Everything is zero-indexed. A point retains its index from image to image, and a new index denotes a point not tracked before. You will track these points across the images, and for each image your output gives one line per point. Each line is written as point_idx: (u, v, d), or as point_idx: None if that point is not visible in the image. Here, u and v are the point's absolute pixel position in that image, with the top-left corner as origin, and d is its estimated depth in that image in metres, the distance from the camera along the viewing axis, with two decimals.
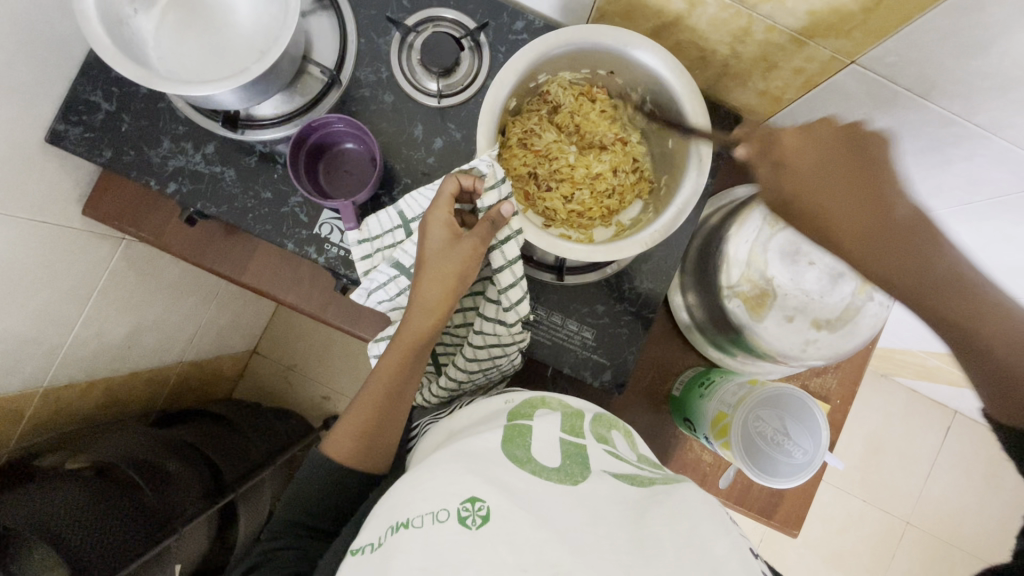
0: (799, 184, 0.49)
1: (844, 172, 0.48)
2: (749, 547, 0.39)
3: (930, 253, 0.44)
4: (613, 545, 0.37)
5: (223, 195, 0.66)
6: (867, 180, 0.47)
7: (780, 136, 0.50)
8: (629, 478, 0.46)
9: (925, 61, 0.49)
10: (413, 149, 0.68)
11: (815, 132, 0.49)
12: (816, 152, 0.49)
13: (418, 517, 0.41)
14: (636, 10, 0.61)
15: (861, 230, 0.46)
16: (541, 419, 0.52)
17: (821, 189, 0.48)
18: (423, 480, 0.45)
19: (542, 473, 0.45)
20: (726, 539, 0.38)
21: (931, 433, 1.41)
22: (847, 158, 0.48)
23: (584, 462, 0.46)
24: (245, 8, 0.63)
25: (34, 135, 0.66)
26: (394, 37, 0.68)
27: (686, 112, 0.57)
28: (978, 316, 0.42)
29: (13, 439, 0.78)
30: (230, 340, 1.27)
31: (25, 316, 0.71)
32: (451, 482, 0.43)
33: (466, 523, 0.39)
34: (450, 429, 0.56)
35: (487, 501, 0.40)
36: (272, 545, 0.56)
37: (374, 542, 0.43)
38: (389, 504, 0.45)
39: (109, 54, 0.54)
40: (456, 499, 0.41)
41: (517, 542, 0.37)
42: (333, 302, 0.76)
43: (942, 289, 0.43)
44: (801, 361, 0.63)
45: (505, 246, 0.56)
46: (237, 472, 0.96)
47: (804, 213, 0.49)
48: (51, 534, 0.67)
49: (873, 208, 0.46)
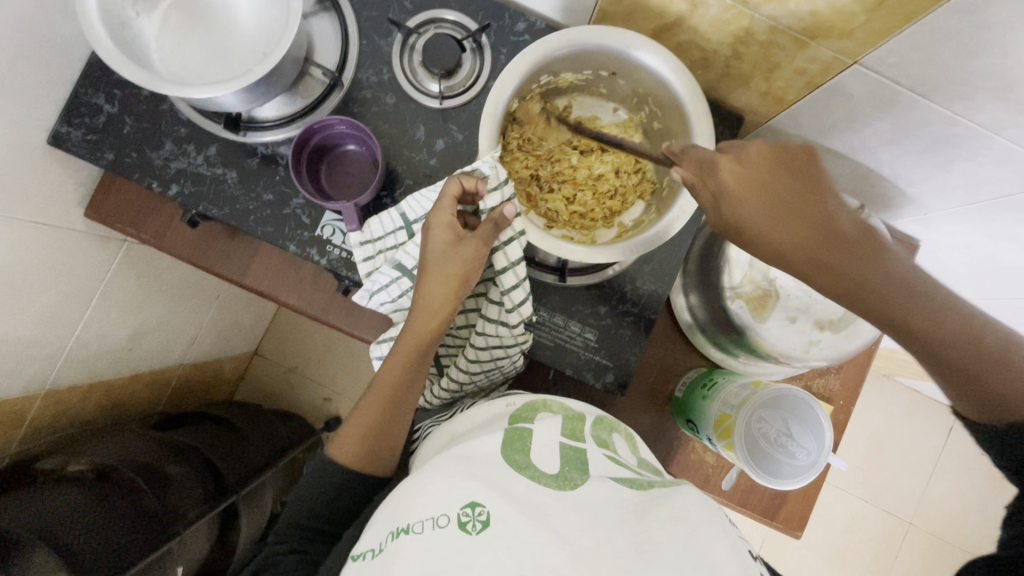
0: (740, 205, 0.47)
1: (781, 194, 0.46)
2: (749, 550, 0.39)
3: (874, 261, 0.44)
4: (613, 549, 0.37)
5: (225, 197, 0.66)
6: (805, 199, 0.46)
7: (712, 160, 0.49)
8: (629, 481, 0.46)
9: (927, 61, 0.49)
10: (414, 151, 0.68)
11: (746, 156, 0.48)
12: (751, 174, 0.48)
13: (418, 522, 0.41)
14: (638, 11, 0.61)
15: (810, 250, 0.45)
16: (543, 422, 0.52)
17: (763, 212, 0.46)
18: (424, 484, 0.45)
19: (541, 479, 0.45)
20: (726, 542, 0.38)
21: (933, 433, 1.41)
22: (784, 176, 0.47)
23: (583, 467, 0.46)
24: (246, 10, 0.63)
25: (35, 138, 0.66)
26: (396, 39, 0.68)
27: (688, 114, 0.57)
28: (935, 324, 0.41)
29: (14, 442, 0.78)
30: (231, 342, 1.26)
31: (27, 318, 0.72)
32: (452, 487, 0.43)
33: (466, 528, 0.40)
34: (452, 432, 0.56)
35: (487, 506, 0.40)
36: (278, 548, 0.56)
37: (374, 548, 0.43)
38: (389, 509, 0.45)
39: (110, 56, 0.54)
40: (456, 504, 0.41)
41: (516, 547, 0.37)
42: (335, 304, 0.76)
43: (890, 297, 0.43)
44: (805, 362, 0.63)
45: (508, 247, 0.56)
46: (238, 474, 0.96)
47: (750, 238, 0.47)
48: (52, 538, 0.67)
49: (817, 227, 0.45)
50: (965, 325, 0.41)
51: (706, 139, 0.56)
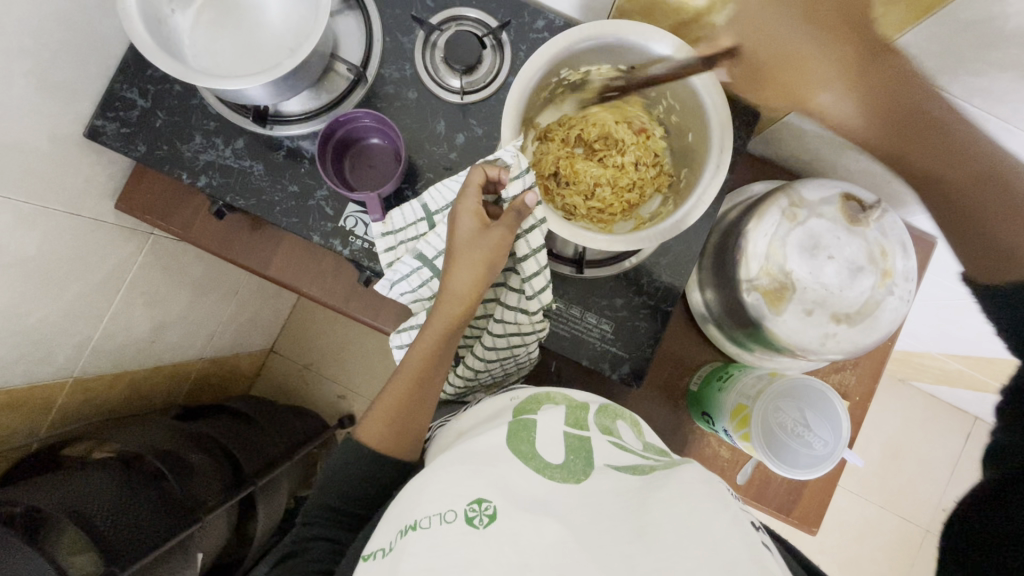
0: (757, 52, 0.60)
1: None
2: (750, 521, 0.41)
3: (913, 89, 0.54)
4: (615, 537, 0.38)
5: (251, 189, 0.68)
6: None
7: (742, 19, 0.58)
8: (630, 468, 0.46)
9: (947, 52, 0.50)
10: (435, 145, 0.69)
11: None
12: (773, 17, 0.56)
13: (425, 518, 0.42)
14: (657, 7, 0.62)
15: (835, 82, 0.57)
16: (546, 413, 0.52)
17: (779, 31, 0.56)
18: (429, 482, 0.46)
19: (545, 470, 0.45)
20: (727, 518, 0.39)
21: (950, 439, 1.40)
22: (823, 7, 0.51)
23: (587, 457, 0.46)
24: (276, 9, 0.65)
25: (71, 131, 0.68)
26: (418, 36, 0.70)
27: (711, 120, 0.58)
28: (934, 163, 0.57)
29: (42, 428, 0.80)
30: (249, 338, 1.28)
31: (58, 307, 0.74)
32: (457, 485, 0.44)
33: (473, 523, 0.41)
34: (460, 429, 0.57)
35: (494, 501, 0.42)
36: (306, 534, 0.58)
37: (384, 548, 0.44)
38: (398, 507, 0.47)
39: (147, 48, 0.56)
40: (463, 501, 0.42)
41: (521, 543, 0.38)
42: (355, 295, 0.77)
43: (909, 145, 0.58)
44: (822, 355, 0.64)
45: (529, 235, 0.57)
46: (256, 465, 0.98)
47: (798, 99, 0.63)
48: (79, 517, 0.69)
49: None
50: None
51: (723, 147, 0.57)
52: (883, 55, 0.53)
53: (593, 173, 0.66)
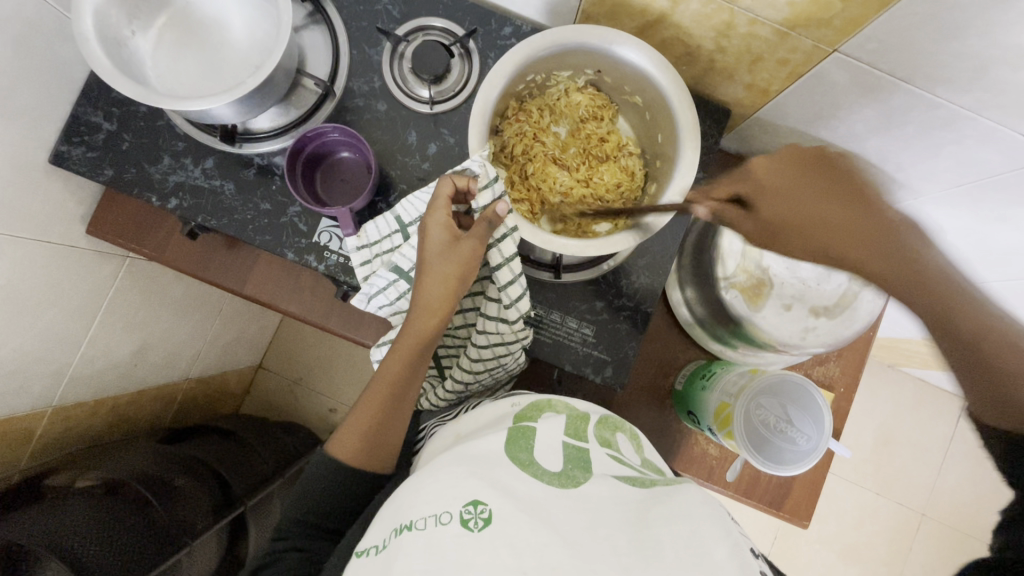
0: (782, 208, 0.48)
1: (845, 209, 0.47)
2: (749, 546, 0.40)
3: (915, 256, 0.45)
4: (613, 546, 0.38)
5: (223, 208, 0.68)
6: (867, 207, 0.46)
7: (745, 166, 0.51)
8: (631, 480, 0.46)
9: (905, 45, 0.50)
10: (408, 156, 0.69)
11: (767, 170, 0.50)
12: (787, 176, 0.49)
13: (420, 519, 0.41)
14: (621, 10, 0.62)
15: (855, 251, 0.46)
16: (545, 422, 0.52)
17: (796, 201, 0.48)
18: (426, 483, 0.44)
19: (543, 476, 0.45)
20: (724, 535, 0.39)
21: (941, 422, 1.41)
22: (811, 186, 0.48)
23: (585, 466, 0.47)
24: (240, 27, 0.65)
25: (37, 156, 0.67)
26: (385, 47, 0.69)
27: (678, 123, 0.58)
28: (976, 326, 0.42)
29: (23, 459, 0.79)
30: (236, 355, 1.27)
31: (34, 336, 0.73)
32: (453, 486, 0.43)
33: (468, 526, 0.39)
34: (457, 431, 0.56)
35: (489, 504, 0.40)
36: (278, 547, 0.56)
37: (377, 545, 0.42)
38: (393, 506, 0.45)
39: (107, 72, 0.55)
40: (458, 502, 0.41)
41: (517, 545, 0.37)
42: (335, 309, 0.77)
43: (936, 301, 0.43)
44: (802, 350, 0.63)
45: (502, 244, 0.56)
46: (246, 485, 0.98)
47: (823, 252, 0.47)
48: (63, 552, 0.67)
49: (841, 210, 0.47)
50: (1012, 335, 0.41)
51: (691, 146, 0.57)
52: (872, 231, 0.46)
53: (554, 183, 0.67)
